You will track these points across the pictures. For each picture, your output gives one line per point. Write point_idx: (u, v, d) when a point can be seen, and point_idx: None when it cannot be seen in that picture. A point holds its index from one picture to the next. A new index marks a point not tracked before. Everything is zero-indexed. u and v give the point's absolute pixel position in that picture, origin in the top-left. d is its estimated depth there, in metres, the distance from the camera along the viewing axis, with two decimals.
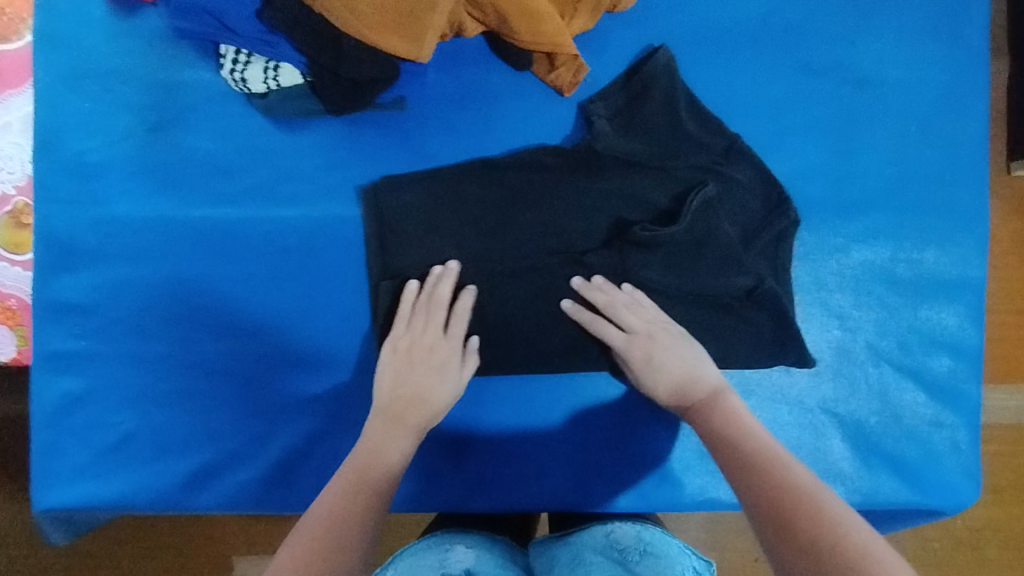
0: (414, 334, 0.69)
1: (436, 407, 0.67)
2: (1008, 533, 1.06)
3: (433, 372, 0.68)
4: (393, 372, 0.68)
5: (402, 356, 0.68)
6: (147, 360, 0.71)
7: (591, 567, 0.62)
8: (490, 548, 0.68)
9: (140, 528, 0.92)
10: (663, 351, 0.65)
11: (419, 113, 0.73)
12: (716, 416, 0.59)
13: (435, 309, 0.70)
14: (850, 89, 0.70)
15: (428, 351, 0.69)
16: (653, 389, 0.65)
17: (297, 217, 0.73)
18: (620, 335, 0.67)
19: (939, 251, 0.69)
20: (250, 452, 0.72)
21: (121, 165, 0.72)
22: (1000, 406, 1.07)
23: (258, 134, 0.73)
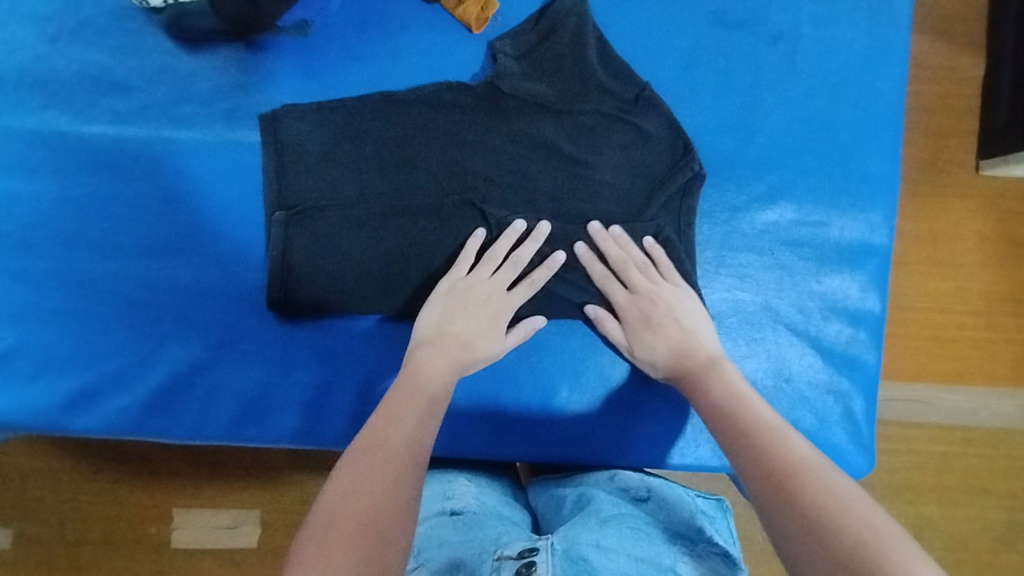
0: (482, 282, 0.67)
1: (474, 355, 0.64)
2: (949, 535, 1.02)
3: (480, 307, 0.66)
4: (438, 311, 0.65)
5: (458, 295, 0.66)
6: (33, 276, 0.70)
7: (599, 509, 0.62)
8: (499, 489, 0.71)
9: (85, 468, 0.95)
10: (660, 317, 0.65)
11: (324, 38, 0.70)
12: (706, 383, 0.60)
13: (511, 266, 0.67)
14: (761, 48, 0.71)
15: (485, 298, 0.66)
16: (647, 359, 0.66)
17: (193, 139, 0.70)
18: (623, 291, 0.67)
19: (845, 219, 0.71)
20: (131, 376, 0.71)
21: (17, 75, 0.70)
22: (952, 409, 1.02)
23: (157, 52, 0.70)
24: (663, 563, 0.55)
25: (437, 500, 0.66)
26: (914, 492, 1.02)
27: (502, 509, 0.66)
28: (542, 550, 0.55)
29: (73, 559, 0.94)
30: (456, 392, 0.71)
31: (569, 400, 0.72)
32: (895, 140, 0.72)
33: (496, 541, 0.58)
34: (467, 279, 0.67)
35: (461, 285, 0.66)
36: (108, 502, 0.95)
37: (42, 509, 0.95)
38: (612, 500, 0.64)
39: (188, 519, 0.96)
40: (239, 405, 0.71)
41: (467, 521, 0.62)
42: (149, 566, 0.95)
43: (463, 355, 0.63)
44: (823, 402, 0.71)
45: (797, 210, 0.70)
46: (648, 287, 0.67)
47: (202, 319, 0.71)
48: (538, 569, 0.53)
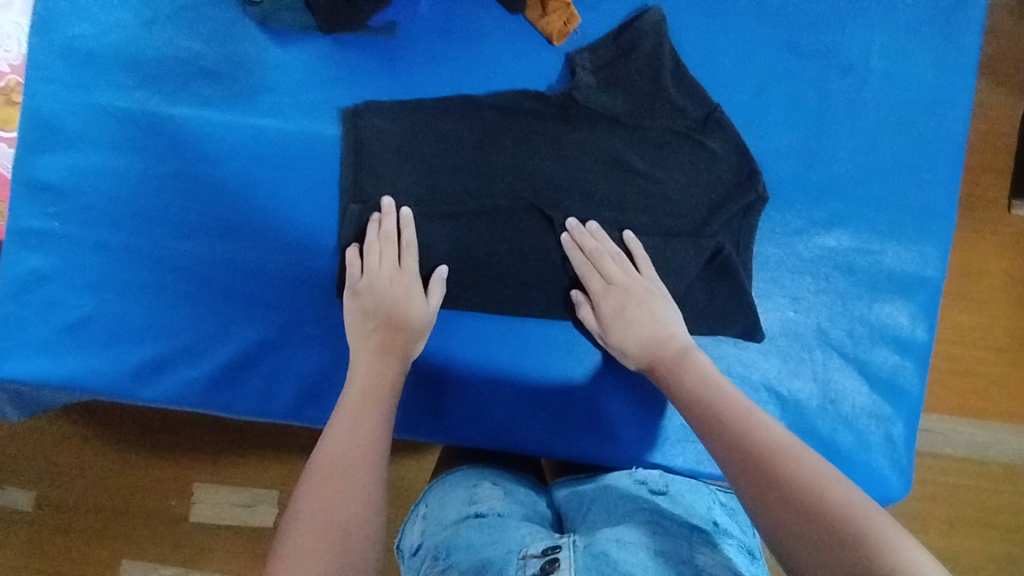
0: (373, 274, 0.69)
1: (409, 329, 0.67)
2: (954, 564, 1.04)
3: (393, 292, 0.68)
4: (359, 318, 0.68)
5: (365, 298, 0.68)
6: (114, 249, 0.73)
7: (620, 506, 0.64)
8: (522, 488, 0.71)
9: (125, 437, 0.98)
10: (623, 303, 0.68)
11: (408, 41, 0.73)
12: (682, 372, 0.62)
13: (389, 247, 0.70)
14: (831, 78, 0.73)
15: (387, 286, 0.68)
16: (620, 348, 0.68)
17: (275, 128, 0.73)
18: (600, 281, 0.69)
19: (900, 249, 0.73)
20: (201, 351, 0.73)
21: (112, 55, 0.73)
22: (966, 441, 1.05)
23: (248, 43, 0.73)
24: (680, 556, 0.57)
25: (464, 505, 0.66)
26: (926, 519, 1.04)
27: (525, 510, 0.67)
28: (565, 547, 0.58)
29: (98, 524, 0.97)
30: (510, 389, 0.74)
31: (615, 402, 0.75)
32: (953, 176, 0.74)
33: (520, 541, 0.60)
34: (368, 279, 0.69)
35: (360, 287, 0.68)
36: (138, 473, 0.98)
37: (79, 472, 0.98)
38: (632, 495, 0.66)
39: (208, 494, 0.98)
40: (301, 386, 0.74)
41: (491, 523, 0.62)
42: (171, 535, 0.97)
43: (401, 339, 0.67)
44: (867, 425, 0.73)
45: (854, 238, 0.73)
46: (620, 277, 0.69)
47: (271, 301, 0.73)
48: (562, 565, 0.55)
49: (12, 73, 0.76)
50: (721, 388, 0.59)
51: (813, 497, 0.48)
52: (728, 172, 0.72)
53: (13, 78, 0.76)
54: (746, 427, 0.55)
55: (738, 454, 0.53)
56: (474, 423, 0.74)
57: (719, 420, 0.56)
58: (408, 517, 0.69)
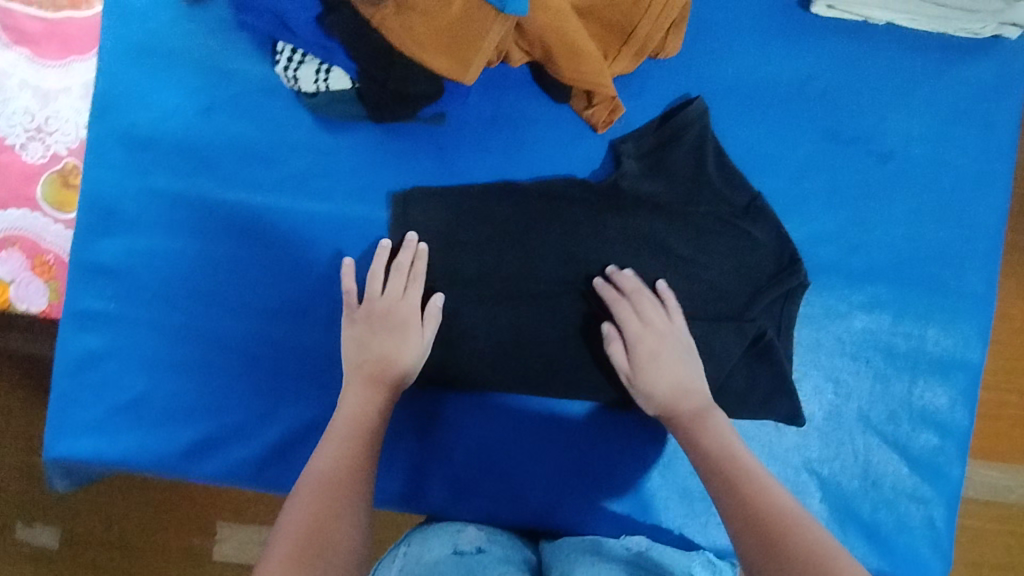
0: (375, 300, 0.71)
1: (400, 364, 0.69)
2: None
3: (388, 326, 0.70)
4: (354, 343, 0.70)
5: (361, 324, 0.70)
6: (165, 329, 0.75)
7: (600, 562, 0.64)
8: (506, 536, 0.72)
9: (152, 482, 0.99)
10: (658, 348, 0.69)
11: (456, 129, 0.75)
12: (701, 431, 0.64)
13: (397, 276, 0.71)
14: (873, 163, 0.74)
15: (385, 315, 0.70)
16: (646, 392, 0.68)
17: (325, 213, 0.75)
18: (637, 322, 0.69)
19: (941, 332, 0.74)
20: (250, 431, 0.75)
21: (167, 142, 0.75)
22: (988, 484, 1.05)
23: (299, 129, 0.75)
24: None
25: (445, 543, 0.67)
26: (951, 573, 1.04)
27: (507, 553, 0.68)
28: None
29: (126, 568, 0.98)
30: (554, 467, 0.75)
31: (658, 485, 0.75)
32: (993, 259, 0.74)
33: None
34: (370, 308, 0.71)
35: (362, 310, 0.71)
36: (164, 516, 0.98)
37: (108, 517, 0.98)
38: (613, 554, 0.67)
39: (232, 533, 0.98)
40: None
41: (469, 564, 0.63)
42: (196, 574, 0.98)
43: (387, 369, 0.69)
44: (907, 508, 0.74)
45: (894, 322, 0.74)
46: (655, 322, 0.70)
47: (319, 383, 0.75)
48: None
49: (69, 155, 0.79)
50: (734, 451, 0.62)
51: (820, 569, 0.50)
52: (770, 257, 0.73)
53: (70, 161, 0.79)
54: (757, 492, 0.57)
55: (744, 516, 0.55)
56: (510, 502, 0.75)
57: (733, 479, 0.59)
58: (385, 553, 0.67)
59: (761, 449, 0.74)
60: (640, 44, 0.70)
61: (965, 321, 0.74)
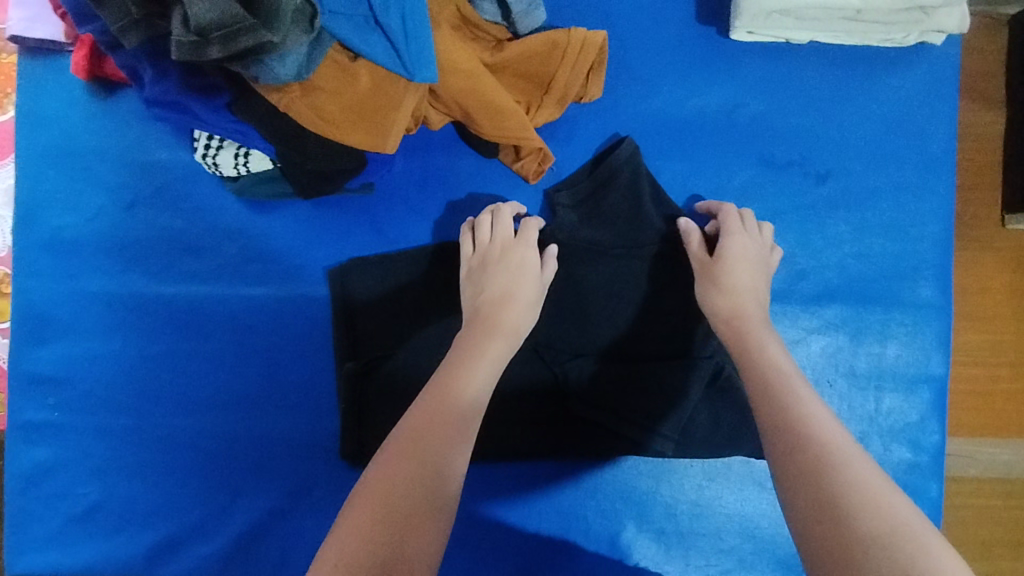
0: (488, 247, 0.67)
1: (517, 306, 0.64)
2: None
3: (510, 272, 0.65)
4: (472, 286, 0.66)
5: (478, 269, 0.67)
6: (114, 433, 0.73)
7: None
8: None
9: None
10: (749, 251, 0.67)
11: (387, 196, 0.73)
12: (750, 348, 0.60)
13: (524, 228, 0.69)
14: (812, 183, 0.73)
15: (506, 257, 0.66)
16: (720, 279, 0.65)
17: (264, 295, 0.73)
18: (739, 224, 0.68)
19: (901, 346, 0.72)
20: (211, 527, 0.73)
21: (94, 242, 0.73)
22: None
23: (228, 213, 0.73)
24: None
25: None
26: None
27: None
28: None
29: None
30: (526, 526, 0.73)
31: (635, 537, 0.73)
32: (946, 266, 0.73)
33: None
34: (488, 256, 0.67)
35: (474, 261, 0.67)
36: None
37: None
38: None
39: None
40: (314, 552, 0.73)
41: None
42: None
43: (510, 305, 0.64)
44: None
45: (852, 341, 0.73)
46: (737, 229, 0.67)
47: (276, 469, 0.73)
48: None
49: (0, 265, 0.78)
50: (781, 373, 0.56)
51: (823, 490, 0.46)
52: None
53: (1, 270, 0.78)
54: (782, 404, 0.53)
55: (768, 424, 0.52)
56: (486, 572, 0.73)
57: (764, 394, 0.55)
58: None
59: (732, 483, 0.74)
60: (562, 92, 0.69)
61: (924, 332, 0.73)
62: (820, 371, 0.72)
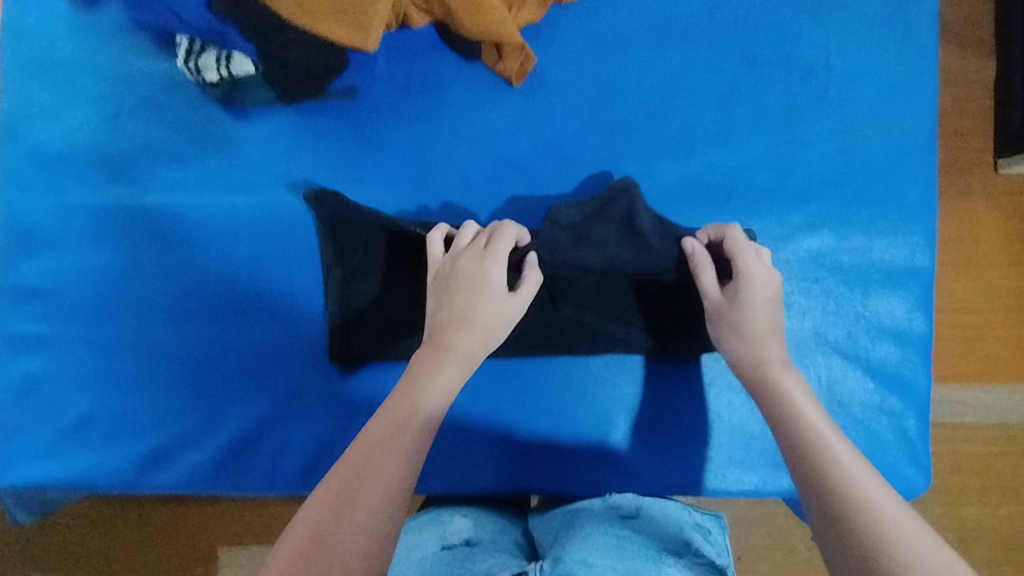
0: (457, 253, 0.66)
1: (476, 328, 0.63)
2: (1009, 542, 1.00)
3: (472, 287, 0.64)
4: (436, 296, 0.65)
5: (442, 279, 0.65)
6: (102, 345, 0.73)
7: (584, 528, 0.62)
8: (494, 521, 0.71)
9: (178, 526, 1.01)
10: (762, 301, 0.63)
11: (370, 101, 0.74)
12: (764, 388, 0.60)
13: (489, 237, 0.67)
14: (796, 80, 0.73)
15: (469, 274, 0.65)
16: (736, 325, 0.63)
17: (247, 204, 0.73)
18: (753, 274, 0.64)
19: (887, 242, 0.73)
20: (202, 435, 0.73)
21: (78, 154, 0.73)
22: (985, 406, 1.02)
23: (212, 123, 0.74)
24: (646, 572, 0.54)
25: (433, 540, 0.66)
26: (956, 493, 1.01)
27: (496, 541, 0.66)
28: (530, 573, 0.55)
29: None
30: (515, 429, 0.73)
31: (624, 434, 0.73)
32: (930, 164, 0.74)
33: (487, 570, 0.59)
34: (454, 266, 0.65)
35: (446, 268, 0.66)
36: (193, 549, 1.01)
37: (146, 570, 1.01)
38: (600, 521, 0.64)
39: (233, 558, 1.00)
40: (305, 456, 0.73)
41: (457, 556, 0.62)
42: None
43: (468, 330, 0.62)
44: (877, 423, 0.72)
45: (837, 237, 0.73)
46: (751, 264, 0.64)
47: (265, 376, 0.73)
48: None
49: None
50: (795, 402, 0.57)
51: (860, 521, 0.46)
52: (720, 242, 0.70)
53: None
54: (803, 431, 0.54)
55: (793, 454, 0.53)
56: (477, 472, 0.73)
57: (782, 425, 0.56)
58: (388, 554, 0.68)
59: (720, 380, 0.74)
60: None
61: (912, 226, 0.73)
62: (807, 267, 0.73)
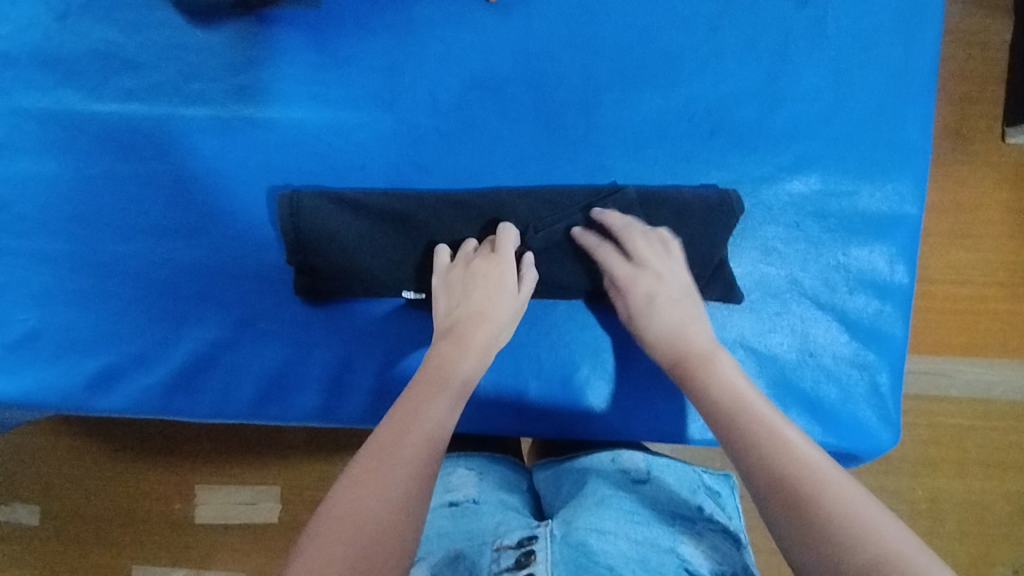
0: (466, 260, 0.64)
1: (494, 321, 0.61)
2: (980, 518, 0.99)
3: (489, 285, 0.62)
4: (446, 297, 0.62)
5: (453, 281, 0.63)
6: (52, 258, 0.70)
7: (597, 490, 0.62)
8: (500, 474, 0.70)
9: (157, 459, 1.01)
10: (658, 295, 0.63)
11: (335, 12, 0.70)
12: (710, 377, 0.57)
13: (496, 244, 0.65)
14: (789, 8, 0.69)
15: (481, 273, 0.62)
16: (644, 331, 0.63)
17: (205, 116, 0.70)
18: (625, 265, 0.64)
19: (874, 188, 0.69)
20: (154, 356, 0.70)
21: (27, 54, 0.70)
22: (967, 380, 0.99)
23: (169, 28, 0.70)
24: (661, 546, 0.56)
25: (439, 492, 0.66)
26: (930, 465, 0.99)
27: (503, 496, 0.66)
28: (541, 537, 0.56)
29: (127, 545, 1.00)
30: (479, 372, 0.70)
31: (590, 379, 0.70)
32: (926, 107, 0.70)
33: (495, 531, 0.59)
34: (465, 270, 0.63)
35: (457, 271, 0.64)
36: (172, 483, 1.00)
37: (121, 500, 1.01)
38: (613, 482, 0.64)
39: (209, 496, 1.00)
40: (262, 382, 0.70)
41: (464, 513, 0.62)
42: (178, 540, 1.00)
43: (485, 325, 0.60)
44: (850, 376, 0.69)
45: (823, 180, 0.69)
46: (623, 263, 0.65)
47: (222, 297, 0.70)
48: (537, 558, 0.54)
49: None
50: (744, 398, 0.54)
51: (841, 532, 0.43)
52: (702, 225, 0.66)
53: None
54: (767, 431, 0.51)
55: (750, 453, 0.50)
56: None
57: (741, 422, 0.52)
58: None
59: None
60: None
61: (902, 172, 0.69)
62: (788, 210, 0.69)
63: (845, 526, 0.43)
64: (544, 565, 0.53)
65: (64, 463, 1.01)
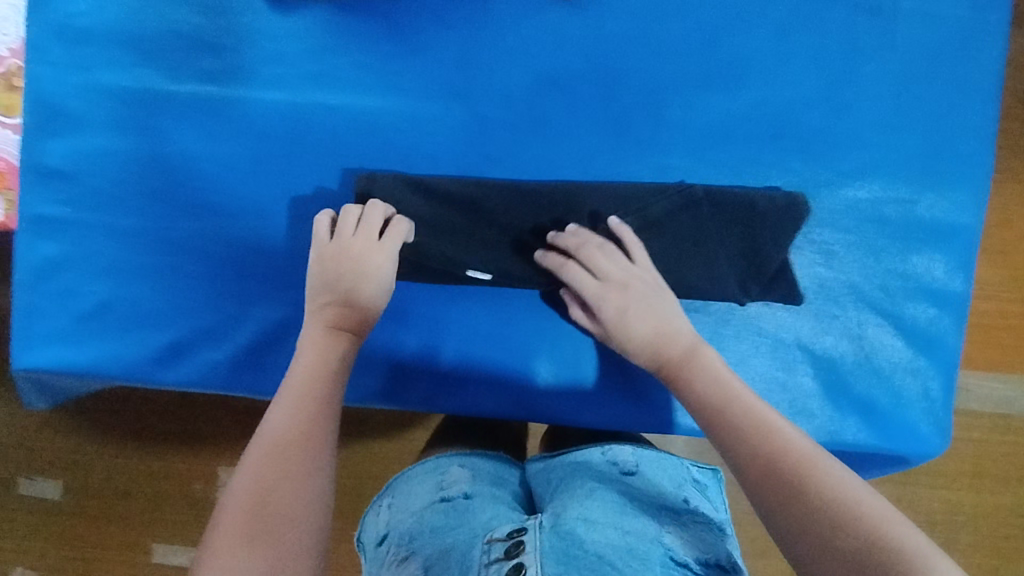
0: (343, 237, 0.64)
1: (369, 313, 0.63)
2: (997, 532, 1.00)
3: (368, 275, 0.63)
4: (324, 275, 0.63)
5: (328, 260, 0.63)
6: (124, 232, 0.72)
7: (584, 485, 0.62)
8: (491, 468, 0.70)
9: (193, 437, 1.02)
10: (631, 308, 0.63)
11: (410, 4, 0.71)
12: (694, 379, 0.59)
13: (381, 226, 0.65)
14: (858, 18, 0.70)
15: (347, 260, 0.63)
16: (624, 342, 0.63)
17: (280, 100, 0.71)
18: (593, 280, 0.65)
19: (935, 198, 0.70)
20: (222, 333, 0.72)
21: (108, 31, 0.71)
22: (995, 396, 1.00)
23: (247, 12, 0.72)
24: (644, 535, 0.57)
25: (432, 490, 0.65)
26: (952, 478, 1.00)
27: (494, 491, 0.65)
28: (530, 529, 0.56)
29: (162, 520, 1.02)
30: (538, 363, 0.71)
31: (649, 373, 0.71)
32: (986, 122, 0.71)
33: (486, 524, 0.58)
34: (341, 249, 0.63)
35: (352, 248, 0.63)
36: (208, 461, 1.02)
37: (157, 475, 1.02)
38: (599, 476, 0.64)
39: None
40: None
41: (457, 507, 0.62)
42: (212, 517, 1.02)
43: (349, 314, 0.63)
44: (901, 381, 0.71)
45: (883, 188, 0.70)
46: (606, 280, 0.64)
47: (291, 279, 0.72)
48: (527, 547, 0.54)
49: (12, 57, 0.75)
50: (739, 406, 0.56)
51: (847, 532, 0.45)
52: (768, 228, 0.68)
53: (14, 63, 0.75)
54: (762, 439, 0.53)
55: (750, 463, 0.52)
56: (500, 400, 0.71)
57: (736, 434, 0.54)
58: (369, 509, 0.68)
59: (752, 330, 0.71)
60: None
61: (960, 183, 0.71)
62: (847, 216, 0.70)
63: (849, 527, 0.45)
64: (535, 556, 0.53)
65: (103, 437, 1.02)
